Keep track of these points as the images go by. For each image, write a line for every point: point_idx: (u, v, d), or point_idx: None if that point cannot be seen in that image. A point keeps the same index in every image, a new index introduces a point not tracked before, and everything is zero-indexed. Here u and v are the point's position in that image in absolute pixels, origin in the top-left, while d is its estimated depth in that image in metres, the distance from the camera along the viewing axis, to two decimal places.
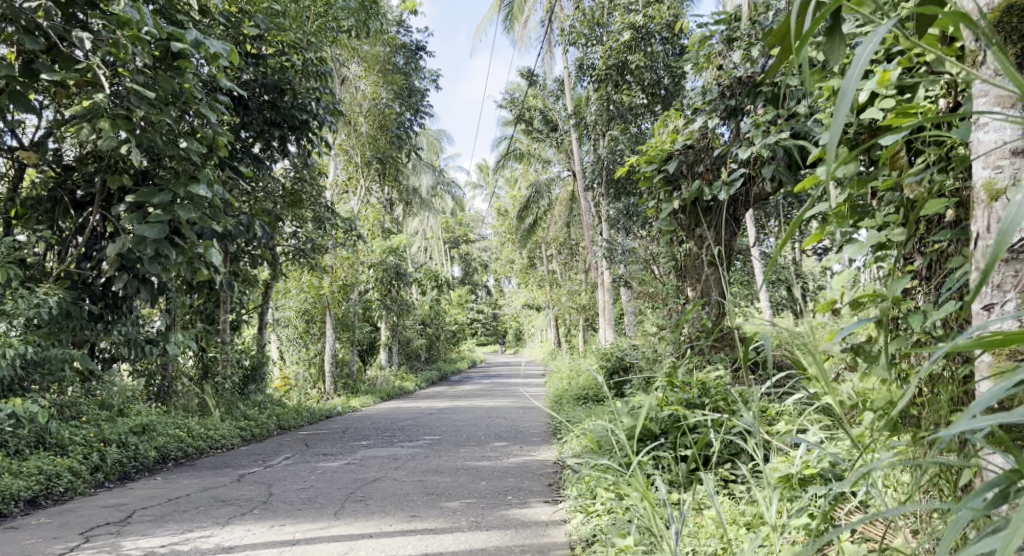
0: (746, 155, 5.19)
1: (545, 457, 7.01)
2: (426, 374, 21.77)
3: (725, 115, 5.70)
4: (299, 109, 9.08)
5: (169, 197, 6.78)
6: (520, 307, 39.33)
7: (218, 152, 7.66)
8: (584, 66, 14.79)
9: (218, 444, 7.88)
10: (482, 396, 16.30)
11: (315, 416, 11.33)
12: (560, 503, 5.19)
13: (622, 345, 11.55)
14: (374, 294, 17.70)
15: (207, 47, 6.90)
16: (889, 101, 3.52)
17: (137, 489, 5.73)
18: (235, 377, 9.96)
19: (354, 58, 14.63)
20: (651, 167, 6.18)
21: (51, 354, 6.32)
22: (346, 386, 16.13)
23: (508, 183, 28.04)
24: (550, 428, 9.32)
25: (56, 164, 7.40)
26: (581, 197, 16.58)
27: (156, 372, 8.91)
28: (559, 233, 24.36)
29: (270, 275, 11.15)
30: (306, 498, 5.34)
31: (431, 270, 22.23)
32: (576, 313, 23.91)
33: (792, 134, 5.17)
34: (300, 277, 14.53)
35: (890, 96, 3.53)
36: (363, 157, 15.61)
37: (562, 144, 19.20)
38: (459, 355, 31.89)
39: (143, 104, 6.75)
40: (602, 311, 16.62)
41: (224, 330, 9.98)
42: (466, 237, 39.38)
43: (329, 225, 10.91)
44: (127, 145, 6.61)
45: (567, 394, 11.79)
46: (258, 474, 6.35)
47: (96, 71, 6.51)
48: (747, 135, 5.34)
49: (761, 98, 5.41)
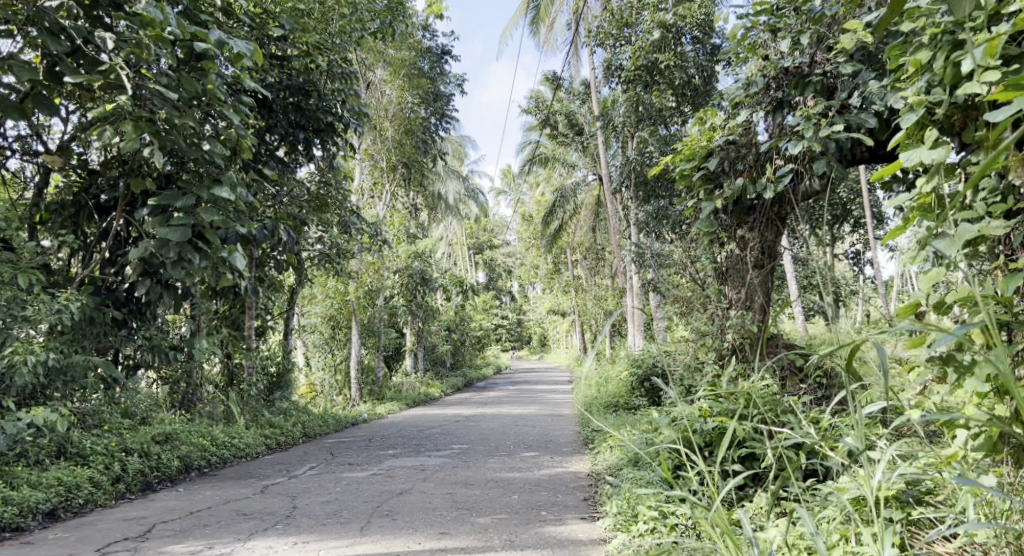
0: (797, 150, 5.09)
1: (578, 468, 6.75)
2: (451, 380, 21.53)
3: (771, 108, 5.62)
4: (324, 110, 8.90)
5: (191, 200, 6.67)
6: (544, 313, 38.96)
7: (241, 155, 7.50)
8: (612, 68, 14.51)
9: (243, 454, 7.71)
10: (509, 403, 16.03)
11: (340, 424, 11.13)
12: (598, 520, 4.93)
13: (654, 352, 11.24)
14: (399, 300, 17.51)
15: (231, 46, 6.76)
16: (990, 74, 3.37)
17: (158, 501, 5.55)
18: (260, 384, 9.80)
19: (380, 62, 14.49)
20: (690, 164, 6.01)
21: (73, 362, 6.18)
22: (371, 392, 15.96)
23: (532, 188, 27.72)
24: (582, 437, 9.05)
25: (81, 168, 7.24)
26: (608, 202, 16.26)
27: (180, 380, 8.75)
28: (585, 238, 24.01)
29: (295, 280, 10.98)
30: (331, 512, 5.13)
31: (456, 275, 21.99)
32: (602, 319, 23.54)
33: (844, 127, 5.06)
34: (325, 282, 14.39)
35: (991, 70, 3.37)
36: (389, 162, 15.48)
37: (588, 148, 18.90)
38: (483, 361, 31.59)
39: (166, 105, 6.61)
40: (631, 316, 16.29)
41: (249, 337, 9.82)
42: (490, 243, 39.06)
43: (354, 230, 10.72)
44: (149, 147, 6.46)
45: (597, 402, 11.50)
46: (282, 485, 6.16)
47: (119, 72, 6.36)
48: (796, 129, 5.22)
49: (810, 90, 5.29)
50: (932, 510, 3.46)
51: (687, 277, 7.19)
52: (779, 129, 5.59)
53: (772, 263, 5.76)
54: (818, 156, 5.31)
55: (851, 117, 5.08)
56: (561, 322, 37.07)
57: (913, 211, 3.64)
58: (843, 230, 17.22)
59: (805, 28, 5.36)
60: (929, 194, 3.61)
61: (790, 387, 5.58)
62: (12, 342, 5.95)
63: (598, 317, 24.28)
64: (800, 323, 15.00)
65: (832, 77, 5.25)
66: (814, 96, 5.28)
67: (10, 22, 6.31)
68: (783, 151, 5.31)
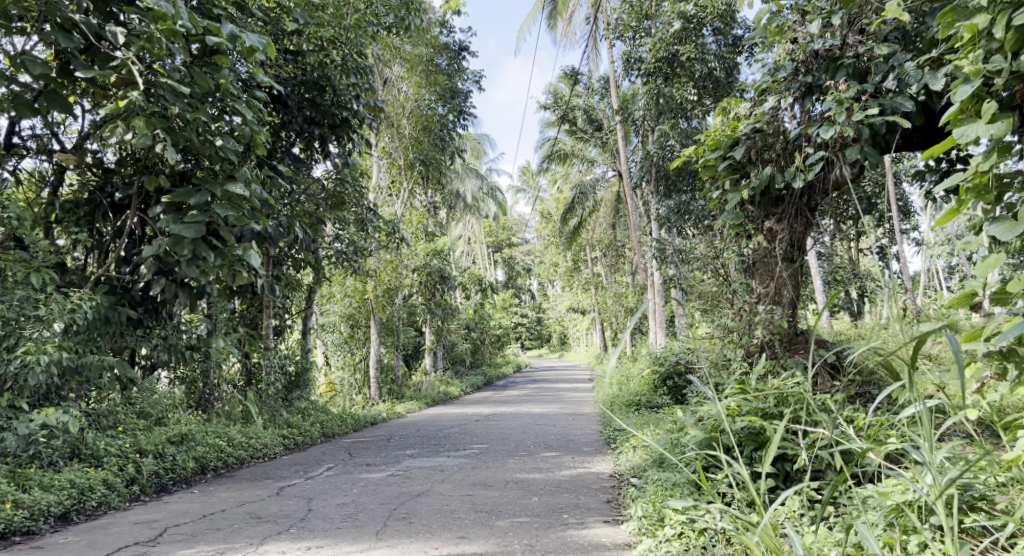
0: (830, 135, 5.01)
1: (600, 469, 6.58)
2: (471, 379, 21.38)
3: (799, 94, 5.53)
4: (339, 105, 8.77)
5: (205, 197, 6.61)
6: (564, 311, 38.68)
7: (255, 151, 7.39)
8: (631, 61, 14.31)
9: (260, 455, 7.61)
10: (530, 401, 15.86)
11: (359, 424, 11.02)
12: (622, 523, 4.76)
13: (677, 350, 11.01)
14: (418, 298, 17.37)
15: (243, 40, 6.66)
16: None
17: (172, 503, 5.46)
18: (278, 384, 9.71)
19: (396, 59, 14.39)
20: (715, 153, 5.94)
21: (88, 362, 6.10)
22: (391, 391, 15.88)
23: (551, 186, 27.48)
24: (604, 436, 8.85)
25: (96, 167, 7.15)
26: (628, 197, 15.98)
27: (197, 379, 8.68)
28: (605, 234, 23.75)
29: (312, 279, 10.86)
30: (347, 514, 5.01)
31: (475, 273, 21.82)
32: (623, 316, 23.24)
33: (877, 111, 5.01)
34: (344, 281, 14.28)
35: None
36: (406, 160, 15.36)
37: (608, 144, 18.66)
38: (503, 359, 31.40)
39: (179, 101, 6.52)
40: (652, 313, 16.07)
41: (266, 336, 9.72)
42: (509, 241, 38.83)
43: (371, 227, 10.57)
44: (161, 144, 6.36)
45: (618, 401, 11.30)
46: (297, 487, 6.04)
47: (131, 67, 6.27)
48: (828, 114, 5.14)
49: (841, 73, 5.22)
50: (978, 513, 3.27)
51: (712, 273, 6.97)
52: (806, 116, 5.54)
53: (811, 260, 5.72)
54: (851, 142, 5.24)
55: (886, 101, 5.02)
56: (581, 320, 36.77)
57: (966, 190, 3.56)
58: (869, 224, 16.82)
59: (835, 10, 5.21)
60: (982, 172, 3.51)
61: (821, 386, 5.80)
62: (25, 342, 5.87)
63: (619, 315, 24.00)
64: (825, 319, 14.71)
65: (864, 60, 5.18)
66: (846, 79, 5.20)
67: (22, 19, 6.22)
68: (815, 137, 5.24)
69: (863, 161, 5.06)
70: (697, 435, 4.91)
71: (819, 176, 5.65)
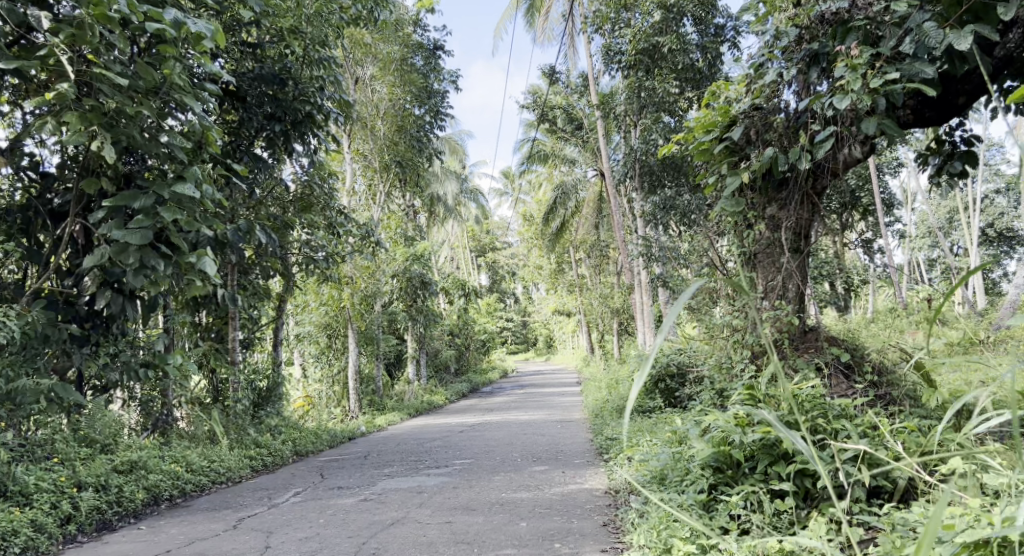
0: (844, 105, 4.69)
1: (595, 486, 6.00)
2: (456, 387, 20.77)
3: (807, 62, 5.21)
4: (301, 99, 8.19)
5: (152, 199, 6.09)
6: (550, 313, 38.06)
7: (207, 149, 6.80)
8: (610, 53, 13.61)
9: (222, 478, 7.01)
10: (516, 408, 15.27)
11: (336, 439, 10.41)
12: (620, 553, 4.23)
13: (669, 351, 10.49)
14: (398, 305, 16.75)
15: (188, 26, 6.07)
16: None
17: (113, 544, 4.90)
18: (246, 401, 9.08)
19: (368, 57, 13.78)
20: (710, 135, 5.58)
21: (22, 385, 5.47)
22: (371, 402, 15.29)
23: (533, 187, 26.97)
24: (595, 446, 8.28)
25: (32, 171, 6.51)
26: (610, 195, 15.42)
27: (155, 399, 8.04)
28: (588, 235, 23.17)
29: (284, 288, 10.22)
30: (308, 552, 4.44)
31: (457, 278, 21.19)
32: (609, 318, 22.69)
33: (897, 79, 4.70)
34: (319, 289, 13.64)
35: None
36: (382, 161, 14.79)
37: (590, 143, 18.14)
38: (488, 365, 30.75)
39: (118, 95, 5.93)
40: (640, 313, 15.57)
41: (232, 350, 9.08)
42: (492, 245, 38.12)
43: (344, 232, 9.94)
44: (97, 141, 5.80)
45: (608, 408, 10.77)
46: (258, 517, 5.48)
47: (59, 57, 5.66)
48: (841, 82, 4.77)
49: (852, 38, 4.91)
50: None
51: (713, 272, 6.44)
52: (805, 88, 5.26)
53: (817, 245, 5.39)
54: (866, 113, 4.89)
55: (905, 67, 4.70)
56: (567, 322, 36.21)
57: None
58: (856, 217, 16.39)
59: None
60: None
61: (836, 387, 5.40)
62: None
63: (604, 318, 23.46)
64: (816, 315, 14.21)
65: (876, 24, 4.86)
66: (858, 44, 4.88)
67: None
68: (827, 108, 4.89)
69: (876, 135, 4.82)
70: (701, 448, 4.45)
71: (827, 156, 5.36)
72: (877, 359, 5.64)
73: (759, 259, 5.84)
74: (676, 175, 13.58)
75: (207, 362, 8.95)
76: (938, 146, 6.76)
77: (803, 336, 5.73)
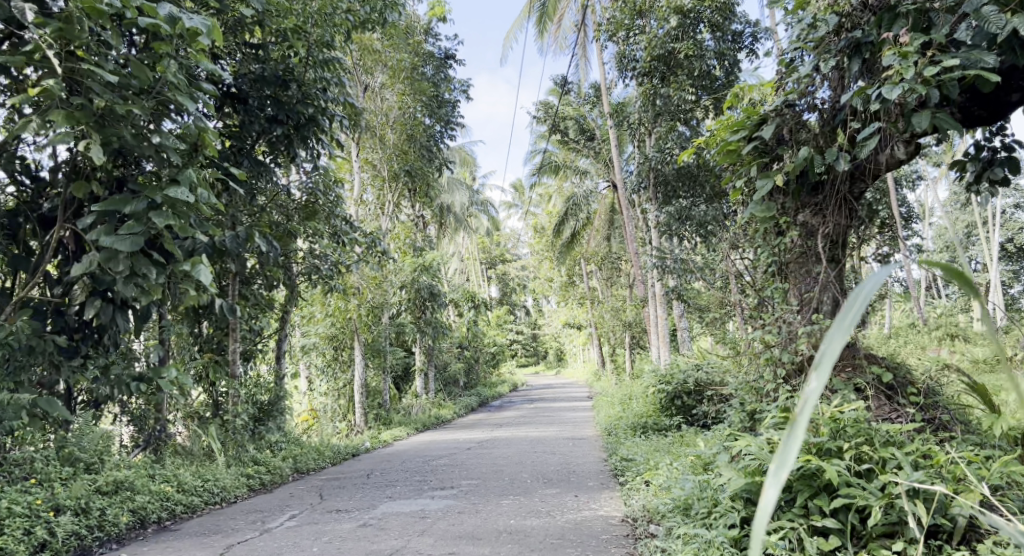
0: (895, 95, 4.38)
1: (610, 512, 5.59)
2: (464, 400, 20.36)
3: (848, 52, 4.98)
4: (305, 102, 7.84)
5: (144, 204, 5.76)
6: (560, 327, 37.57)
7: (204, 151, 6.47)
8: (625, 61, 13.34)
9: (216, 499, 6.63)
10: (526, 424, 14.86)
11: (339, 456, 10.03)
12: None
13: (684, 367, 10.08)
14: (406, 317, 16.39)
15: (184, 22, 5.75)
16: None
17: None
18: (246, 416, 8.71)
19: (378, 64, 13.45)
20: (739, 135, 5.49)
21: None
22: (378, 416, 14.92)
23: (545, 199, 26.57)
24: (609, 466, 7.88)
25: (24, 175, 6.20)
26: (624, 207, 15.06)
27: (149, 415, 7.69)
28: (600, 248, 22.76)
29: (287, 298, 9.86)
30: None
31: (467, 290, 20.83)
32: (621, 332, 22.26)
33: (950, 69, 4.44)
34: (325, 300, 13.30)
35: None
36: (391, 170, 14.48)
37: (603, 153, 17.77)
38: (498, 378, 30.22)
39: (108, 93, 5.60)
40: (656, 326, 14.87)
41: (233, 362, 8.74)
42: (503, 257, 37.77)
43: (349, 242, 9.57)
44: (85, 142, 5.48)
45: (622, 426, 10.36)
46: (250, 545, 5.13)
47: (45, 52, 5.33)
48: (891, 71, 4.50)
49: (900, 24, 4.64)
50: None
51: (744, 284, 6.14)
52: (840, 82, 5.14)
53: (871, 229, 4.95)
54: (915, 108, 4.64)
55: (960, 55, 4.43)
56: (578, 336, 35.75)
57: None
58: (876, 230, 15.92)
59: None
60: None
61: (878, 410, 5.08)
62: None
63: (615, 332, 23.01)
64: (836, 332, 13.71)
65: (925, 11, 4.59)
66: (908, 31, 4.61)
67: None
68: (874, 100, 4.59)
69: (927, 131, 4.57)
70: (733, 479, 4.29)
71: (870, 158, 5.13)
72: (920, 378, 5.30)
73: (794, 269, 5.62)
74: (692, 186, 13.14)
75: (206, 375, 8.60)
76: (978, 152, 6.33)
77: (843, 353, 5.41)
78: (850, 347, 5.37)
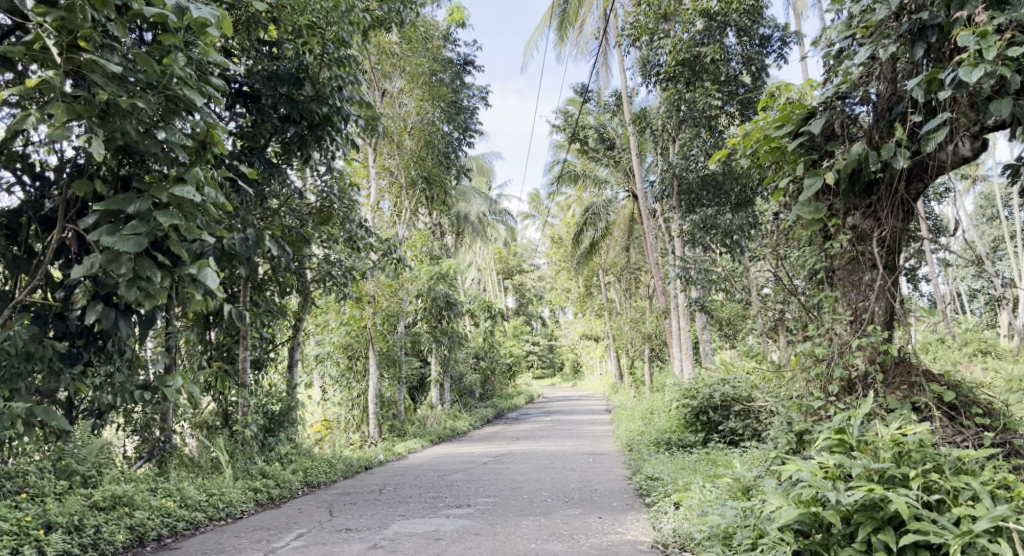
0: (975, 78, 4.13)
1: (639, 538, 5.20)
2: (481, 412, 19.93)
3: (909, 38, 4.70)
4: (317, 100, 7.55)
5: (148, 203, 5.44)
6: (578, 338, 37.07)
7: (211, 150, 6.18)
8: (648, 66, 12.98)
9: (220, 515, 6.30)
10: (545, 437, 14.47)
11: (351, 469, 9.69)
12: None
13: (711, 382, 9.65)
14: (422, 326, 16.03)
15: (191, 13, 5.46)
16: None
17: None
18: (255, 426, 8.40)
19: (396, 68, 13.17)
20: (783, 130, 5.27)
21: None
22: (392, 427, 14.54)
23: (563, 209, 26.16)
24: (634, 484, 7.49)
25: (26, 173, 5.94)
26: (646, 215, 14.65)
27: (154, 425, 7.39)
28: (619, 258, 22.32)
29: (300, 305, 9.55)
30: None
31: (484, 300, 20.45)
32: (640, 344, 21.78)
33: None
34: (339, 308, 12.98)
35: None
36: (408, 177, 14.18)
37: (624, 161, 17.37)
38: (514, 389, 29.78)
39: (112, 85, 5.34)
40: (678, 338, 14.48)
41: (243, 371, 8.43)
42: (519, 267, 37.37)
43: (363, 248, 9.25)
44: (86, 136, 5.21)
45: (645, 441, 9.94)
46: None
47: (45, 41, 5.10)
48: (968, 53, 4.22)
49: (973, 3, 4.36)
50: None
51: (784, 292, 5.78)
52: (893, 74, 4.91)
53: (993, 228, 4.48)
54: (992, 95, 4.35)
55: None
56: (595, 348, 35.22)
57: None
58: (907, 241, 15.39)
59: None
60: None
61: (944, 432, 4.82)
62: None
63: (635, 344, 22.53)
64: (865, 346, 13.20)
65: None
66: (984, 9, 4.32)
67: None
68: (948, 84, 4.31)
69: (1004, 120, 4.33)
70: (783, 508, 4.07)
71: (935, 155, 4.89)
72: (982, 397, 5.01)
73: (845, 275, 5.32)
74: (718, 193, 12.71)
75: (215, 384, 8.30)
76: None
77: (899, 368, 5.09)
78: (907, 362, 5.08)
